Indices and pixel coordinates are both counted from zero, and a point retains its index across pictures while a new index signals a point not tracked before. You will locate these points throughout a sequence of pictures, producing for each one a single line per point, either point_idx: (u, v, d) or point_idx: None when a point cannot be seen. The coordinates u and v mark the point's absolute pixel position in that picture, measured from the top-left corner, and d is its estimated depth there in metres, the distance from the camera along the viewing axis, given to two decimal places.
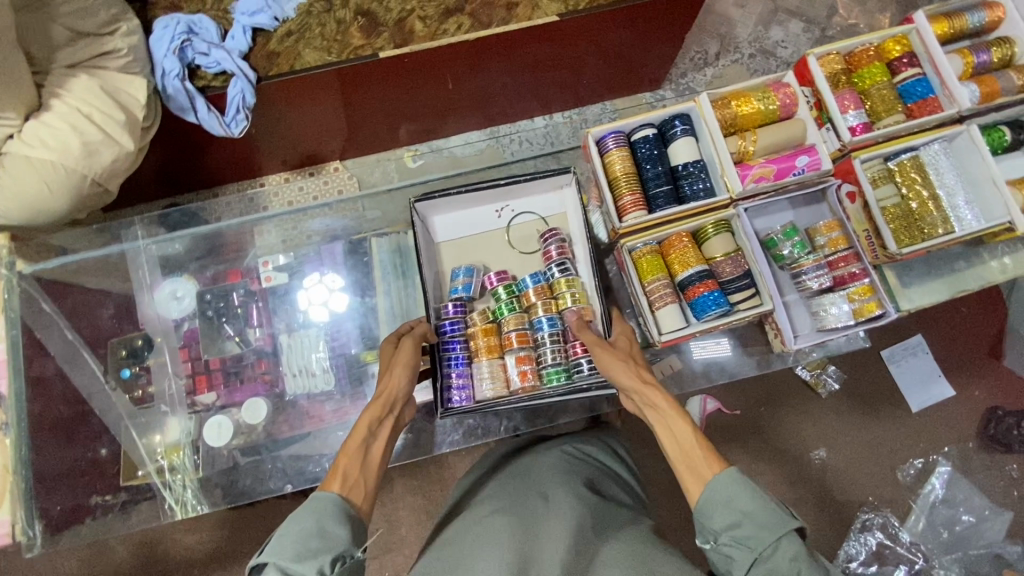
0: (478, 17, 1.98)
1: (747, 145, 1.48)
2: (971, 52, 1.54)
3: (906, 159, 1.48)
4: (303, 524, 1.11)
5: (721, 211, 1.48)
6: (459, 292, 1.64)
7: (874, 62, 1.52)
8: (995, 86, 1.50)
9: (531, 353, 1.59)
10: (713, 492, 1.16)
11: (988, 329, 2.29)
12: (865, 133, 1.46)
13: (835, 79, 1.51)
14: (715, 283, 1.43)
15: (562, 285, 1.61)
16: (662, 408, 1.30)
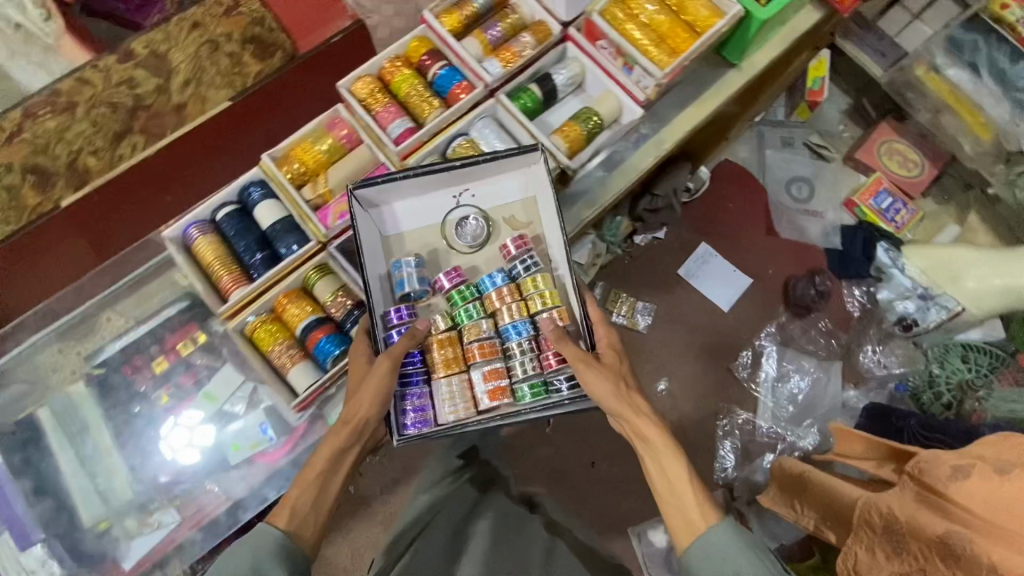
0: (157, 127, 1.86)
1: (321, 189, 1.66)
2: (483, 31, 1.68)
3: (458, 145, 1.64)
4: (246, 555, 1.18)
5: (315, 257, 1.63)
6: (417, 291, 1.49)
7: (401, 72, 1.66)
8: (511, 52, 1.65)
9: (501, 367, 1.47)
10: (703, 549, 1.18)
11: (757, 214, 2.49)
12: (409, 137, 1.61)
13: (372, 100, 1.65)
14: (330, 327, 1.60)
15: (527, 284, 1.49)
16: (653, 447, 1.29)
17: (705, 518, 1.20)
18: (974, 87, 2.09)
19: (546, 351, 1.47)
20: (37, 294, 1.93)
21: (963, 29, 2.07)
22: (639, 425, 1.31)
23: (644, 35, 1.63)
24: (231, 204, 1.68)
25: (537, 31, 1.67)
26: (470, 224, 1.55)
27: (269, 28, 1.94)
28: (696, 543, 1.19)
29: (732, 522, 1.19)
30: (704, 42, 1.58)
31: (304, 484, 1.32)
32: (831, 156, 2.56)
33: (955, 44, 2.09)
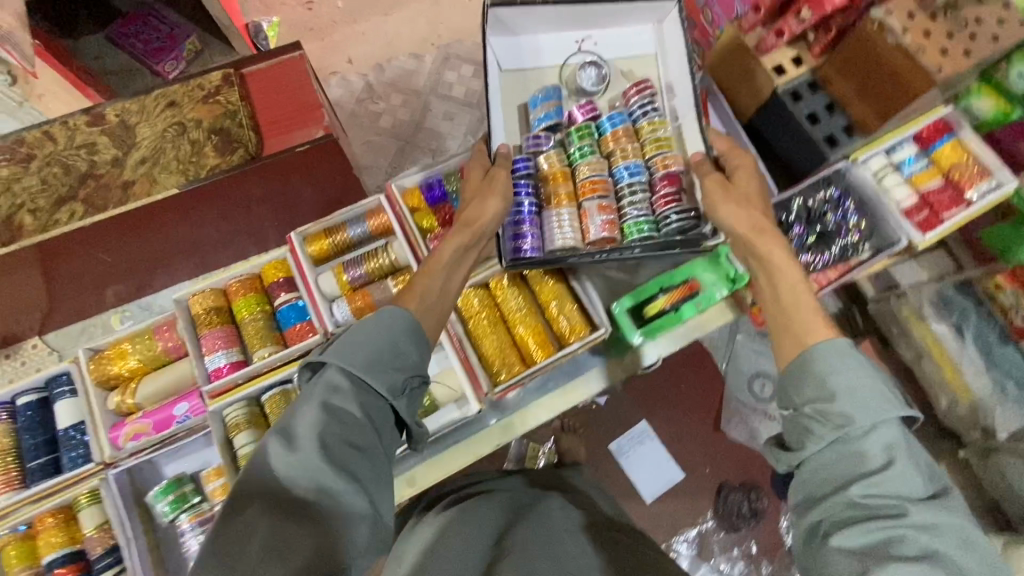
0: (99, 199, 1.83)
1: (126, 399, 1.41)
2: (342, 268, 1.37)
3: (271, 396, 1.32)
4: (385, 329, 1.08)
5: (91, 477, 1.39)
6: (535, 126, 1.38)
7: (248, 293, 1.39)
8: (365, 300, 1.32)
9: (610, 202, 1.36)
10: (825, 361, 1.04)
11: (708, 403, 2.29)
12: (232, 372, 1.32)
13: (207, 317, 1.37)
14: (81, 566, 1.39)
15: (646, 128, 1.39)
16: (781, 260, 1.17)
17: (822, 335, 1.08)
18: (959, 351, 1.88)
19: (662, 188, 1.35)
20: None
21: (956, 288, 1.89)
22: (791, 277, 1.16)
23: (494, 335, 1.45)
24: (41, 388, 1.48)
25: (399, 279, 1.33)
26: (586, 72, 1.42)
27: (239, 123, 1.91)
28: (814, 352, 1.06)
29: (858, 348, 1.05)
30: (554, 360, 1.39)
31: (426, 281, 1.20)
32: None
33: (945, 303, 1.91)
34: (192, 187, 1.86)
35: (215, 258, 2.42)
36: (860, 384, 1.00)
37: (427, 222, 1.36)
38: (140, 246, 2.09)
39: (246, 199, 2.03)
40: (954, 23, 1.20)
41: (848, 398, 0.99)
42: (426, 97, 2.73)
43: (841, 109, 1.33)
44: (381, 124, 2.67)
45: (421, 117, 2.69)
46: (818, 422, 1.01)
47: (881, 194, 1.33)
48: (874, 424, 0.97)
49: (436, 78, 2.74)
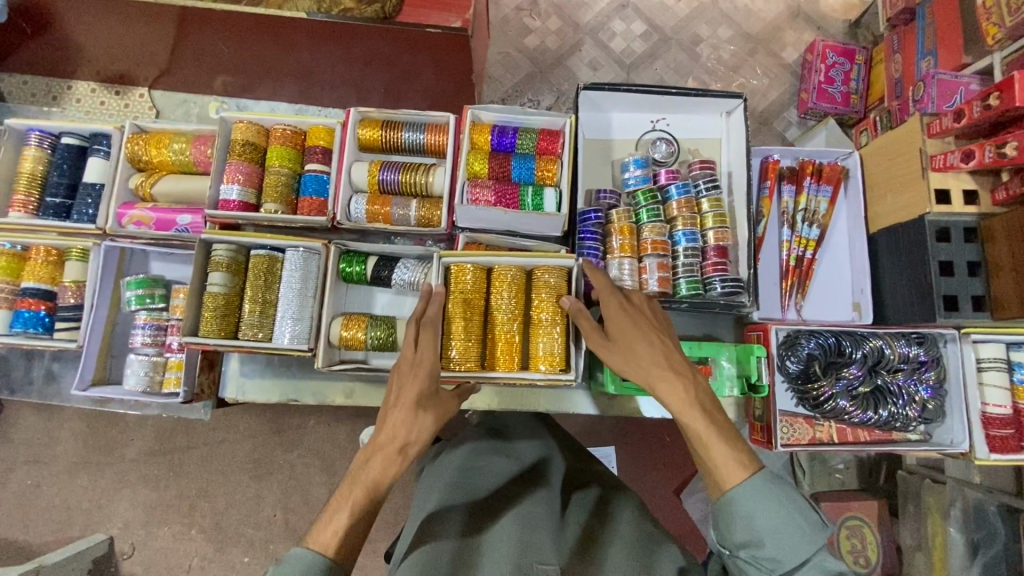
0: None
1: (146, 187, 1.17)
2: (379, 164, 1.00)
3: (257, 254, 0.97)
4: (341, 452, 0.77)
5: (87, 239, 1.18)
6: (627, 185, 1.03)
7: (284, 141, 1.00)
8: (383, 209, 0.98)
9: (666, 269, 0.99)
10: (746, 501, 0.79)
11: (681, 468, 2.15)
12: (232, 211, 0.98)
13: (240, 145, 1.01)
14: (48, 305, 1.20)
15: (711, 205, 1.02)
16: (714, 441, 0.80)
17: (741, 466, 0.79)
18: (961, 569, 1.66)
19: (719, 265, 0.99)
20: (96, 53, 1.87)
21: (1001, 510, 1.64)
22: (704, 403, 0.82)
23: (469, 321, 0.90)
24: (81, 135, 1.23)
25: (427, 206, 0.98)
26: (657, 147, 1.08)
27: None
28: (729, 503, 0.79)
29: (771, 473, 0.79)
30: (509, 379, 0.88)
31: (351, 492, 0.76)
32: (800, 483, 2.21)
33: (977, 517, 1.66)
34: (318, 20, 1.72)
35: (314, 97, 2.28)
36: (779, 520, 0.78)
37: (478, 166, 0.98)
38: (253, 52, 1.95)
39: (366, 59, 1.92)
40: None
41: (775, 539, 0.78)
42: (582, 35, 2.52)
43: (985, 272, 1.06)
44: (526, 42, 2.50)
45: (568, 52, 2.50)
46: (752, 564, 0.79)
47: (970, 386, 1.05)
48: (805, 559, 0.77)
49: (602, 21, 2.51)
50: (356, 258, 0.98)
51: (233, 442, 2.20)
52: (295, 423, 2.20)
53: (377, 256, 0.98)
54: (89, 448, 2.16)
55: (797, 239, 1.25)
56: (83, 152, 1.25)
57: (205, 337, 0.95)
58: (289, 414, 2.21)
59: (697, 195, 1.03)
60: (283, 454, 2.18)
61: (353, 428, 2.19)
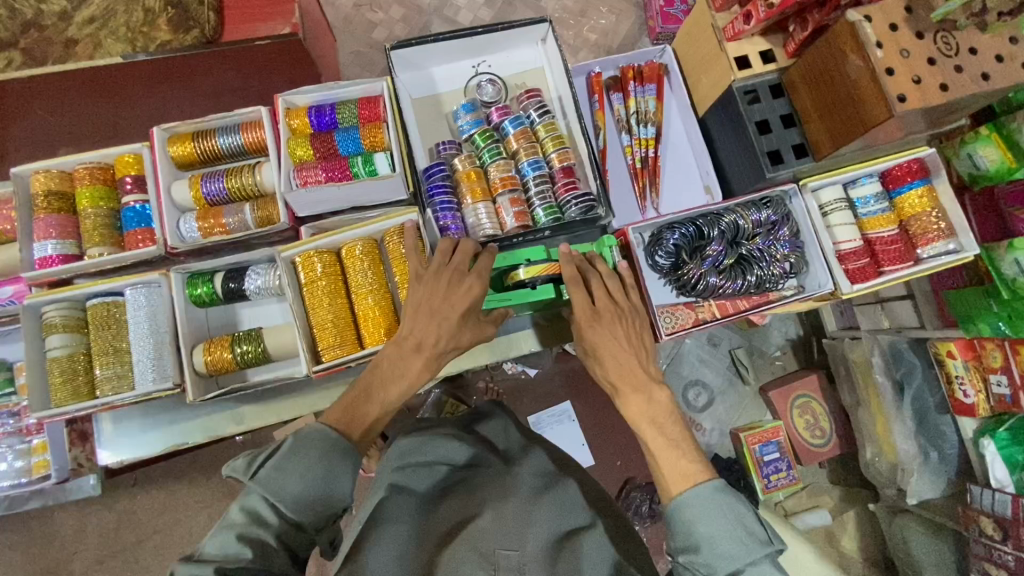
0: (38, 52, 1.73)
1: None
2: (200, 177, 0.95)
3: (94, 305, 0.90)
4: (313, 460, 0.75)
5: None
6: (462, 132, 1.02)
7: (92, 180, 0.93)
8: (217, 221, 0.93)
9: (522, 202, 1.00)
10: (694, 508, 0.82)
11: None
12: (51, 268, 0.91)
13: (42, 196, 0.93)
14: None
15: (547, 130, 1.03)
16: (660, 444, 0.88)
17: (687, 477, 0.85)
18: (894, 408, 1.77)
19: (570, 184, 1.01)
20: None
21: (912, 344, 1.75)
22: (654, 414, 0.91)
23: (328, 303, 0.86)
24: None
25: (261, 206, 0.93)
26: (483, 89, 1.07)
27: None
28: (682, 501, 0.83)
29: (726, 484, 0.82)
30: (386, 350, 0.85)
31: (380, 390, 0.82)
32: (748, 380, 2.30)
33: (895, 357, 1.77)
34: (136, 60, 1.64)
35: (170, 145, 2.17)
36: (719, 524, 0.80)
37: (301, 151, 0.94)
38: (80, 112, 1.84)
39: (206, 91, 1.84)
40: (940, 49, 0.96)
41: (713, 544, 0.79)
42: (428, 17, 2.52)
43: (799, 122, 1.12)
44: (375, 37, 2.48)
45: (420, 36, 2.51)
46: (689, 570, 0.80)
47: (821, 231, 1.08)
48: (739, 569, 0.77)
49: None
50: (202, 278, 0.92)
51: (187, 519, 2.07)
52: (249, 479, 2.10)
53: (223, 270, 0.93)
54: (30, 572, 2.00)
55: (637, 142, 1.27)
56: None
57: (62, 406, 0.88)
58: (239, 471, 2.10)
59: (532, 125, 1.04)
60: None
61: None
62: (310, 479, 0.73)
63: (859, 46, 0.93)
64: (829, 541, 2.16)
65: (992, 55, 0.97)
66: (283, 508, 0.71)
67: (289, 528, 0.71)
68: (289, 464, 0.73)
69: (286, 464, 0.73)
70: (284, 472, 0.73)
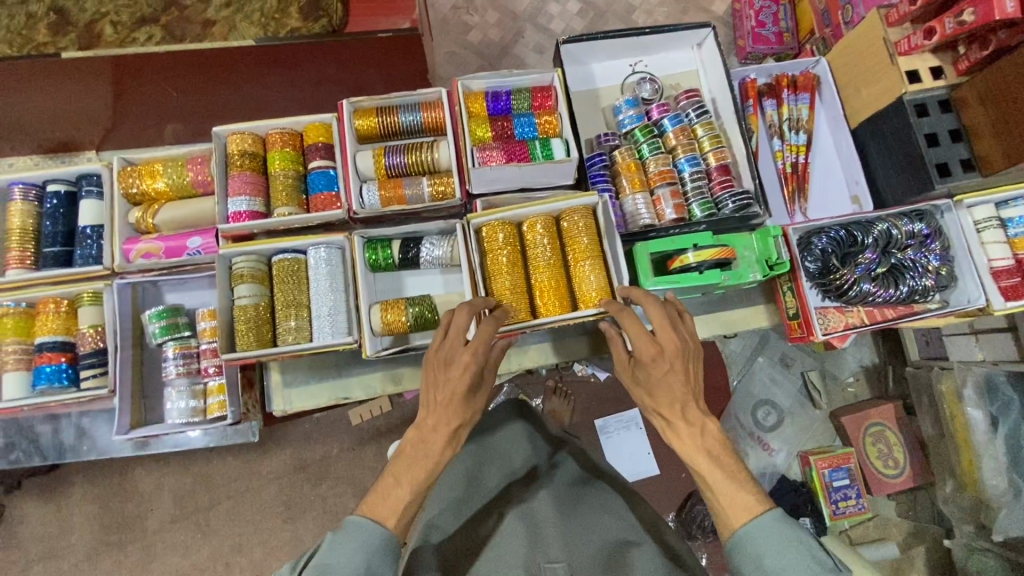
0: (177, 30, 1.77)
1: (149, 220, 1.20)
2: (384, 149, 1.00)
3: (282, 260, 0.96)
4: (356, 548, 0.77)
5: (95, 280, 1.18)
6: (623, 126, 1.06)
7: (286, 144, 1.00)
8: (397, 191, 0.98)
9: (680, 196, 1.03)
10: (757, 540, 0.80)
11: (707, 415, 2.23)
12: (244, 223, 0.97)
13: (242, 155, 1.00)
14: (71, 356, 1.18)
15: (705, 131, 1.06)
16: (719, 476, 0.84)
17: None
18: (985, 442, 1.75)
19: (726, 181, 1.04)
20: (17, 117, 1.73)
21: (1010, 378, 1.73)
22: (709, 446, 0.86)
23: (510, 272, 0.90)
24: (69, 180, 1.24)
25: (438, 180, 0.99)
26: (642, 87, 1.12)
27: None
28: (742, 534, 0.81)
29: (786, 512, 0.81)
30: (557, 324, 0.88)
31: (408, 468, 0.82)
32: (820, 404, 2.29)
33: (989, 389, 1.75)
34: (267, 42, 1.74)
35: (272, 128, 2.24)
36: (788, 555, 0.78)
37: (480, 131, 0.99)
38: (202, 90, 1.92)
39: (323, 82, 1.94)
40: None
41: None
42: (522, 23, 2.60)
43: (967, 138, 1.14)
44: (470, 39, 2.57)
45: (512, 40, 2.58)
46: None
47: (975, 248, 1.11)
48: None
49: (539, 5, 2.58)
50: (378, 243, 0.97)
51: (257, 489, 2.12)
52: (320, 455, 2.15)
53: (401, 237, 0.98)
54: (106, 526, 2.07)
55: (788, 147, 1.32)
56: (75, 200, 1.25)
57: (244, 351, 0.93)
58: (310, 447, 2.15)
59: (689, 123, 1.08)
60: (314, 490, 2.12)
61: (379, 447, 2.15)
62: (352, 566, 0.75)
63: None
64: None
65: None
66: None
67: None
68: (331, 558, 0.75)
69: (327, 557, 0.75)
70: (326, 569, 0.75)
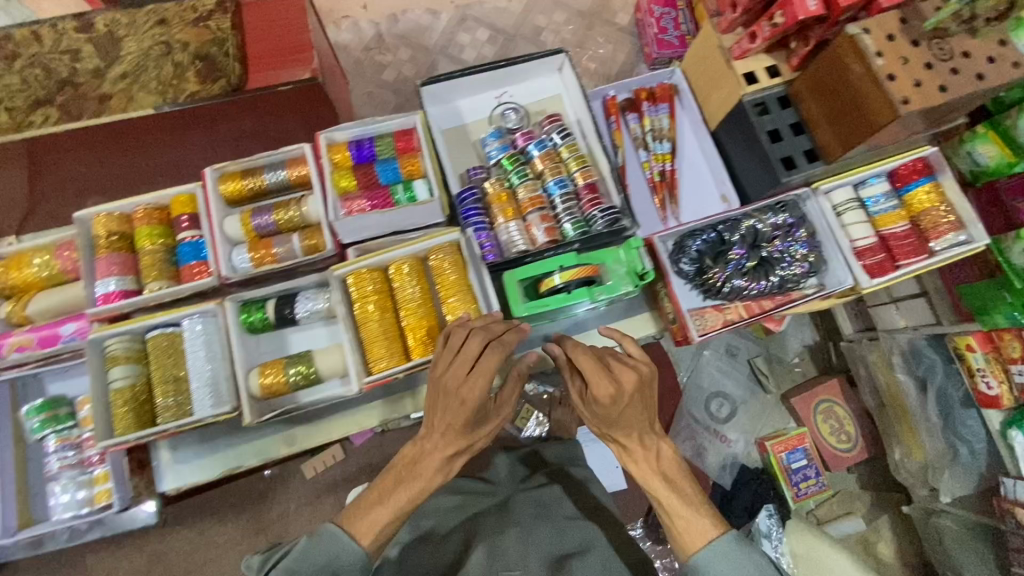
0: (75, 109, 1.78)
1: (19, 312, 1.20)
2: (251, 211, 1.01)
3: (155, 336, 0.95)
4: (323, 554, 0.87)
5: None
6: (491, 158, 1.09)
7: (154, 218, 1.01)
8: (268, 252, 0.99)
9: (553, 219, 1.06)
10: (712, 559, 0.93)
11: (661, 415, 2.27)
12: (113, 302, 0.97)
13: (105, 237, 1.01)
14: None
15: (569, 152, 1.10)
16: (674, 502, 0.98)
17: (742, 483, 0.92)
18: (919, 408, 1.79)
19: (593, 198, 1.07)
20: None
21: (931, 341, 1.77)
22: (664, 470, 1.01)
23: (377, 319, 0.90)
24: None
25: (309, 234, 0.99)
26: (507, 117, 1.16)
27: (225, 53, 1.82)
28: (699, 557, 0.93)
29: (740, 534, 0.94)
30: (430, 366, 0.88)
31: (398, 490, 0.92)
32: (769, 388, 2.32)
33: (915, 355, 1.80)
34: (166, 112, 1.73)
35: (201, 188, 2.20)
36: (744, 569, 0.91)
37: (344, 182, 1.00)
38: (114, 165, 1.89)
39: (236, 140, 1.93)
40: (936, 55, 1.03)
41: None
42: (434, 56, 2.66)
43: (806, 130, 1.20)
44: (384, 77, 2.62)
45: (428, 75, 2.63)
46: None
47: (837, 229, 1.15)
48: None
49: (448, 37, 2.66)
50: (254, 306, 0.98)
51: (215, 559, 2.05)
52: (278, 515, 2.09)
53: (275, 297, 0.98)
54: None
55: (654, 157, 1.35)
56: None
57: (123, 435, 0.92)
58: (266, 508, 2.10)
59: (555, 147, 1.11)
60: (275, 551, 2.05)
61: (337, 497, 2.10)
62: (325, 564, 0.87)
63: (860, 56, 1.02)
64: (865, 548, 2.16)
65: (984, 57, 1.03)
66: None
67: None
68: (300, 562, 0.86)
69: (296, 560, 0.86)
70: (295, 570, 0.86)
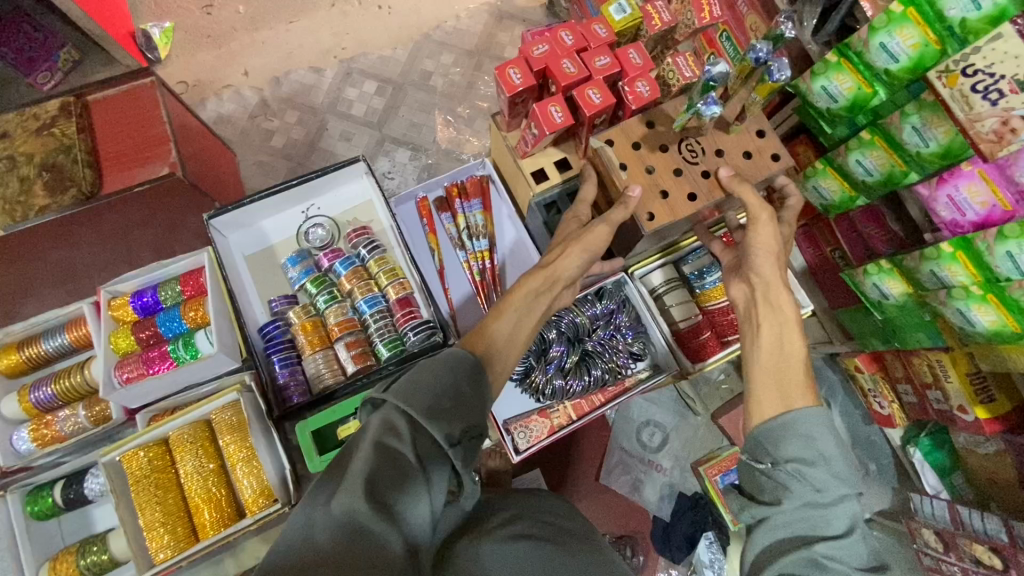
0: None
1: None
2: (27, 391, 1.25)
3: None
4: (444, 373, 0.81)
5: None
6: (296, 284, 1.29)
7: None
8: (49, 430, 1.23)
9: (361, 339, 1.27)
10: (807, 423, 0.84)
11: (593, 452, 2.11)
12: None
13: None
14: None
15: (375, 264, 1.29)
16: (770, 336, 0.95)
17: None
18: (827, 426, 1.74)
19: (401, 312, 1.25)
20: None
21: (825, 359, 1.74)
22: (787, 335, 0.95)
23: (156, 501, 1.11)
24: None
25: (92, 408, 1.23)
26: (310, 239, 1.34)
27: (71, 160, 1.40)
28: (794, 413, 0.85)
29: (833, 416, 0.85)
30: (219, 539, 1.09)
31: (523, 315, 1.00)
32: (697, 410, 2.18)
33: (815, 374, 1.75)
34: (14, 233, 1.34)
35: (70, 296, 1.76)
36: (826, 446, 0.82)
37: (125, 343, 1.22)
38: None
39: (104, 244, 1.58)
40: (684, 158, 1.11)
41: (809, 466, 0.81)
42: (323, 116, 2.27)
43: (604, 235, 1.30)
44: (273, 144, 2.22)
45: (314, 136, 2.26)
46: (798, 479, 0.80)
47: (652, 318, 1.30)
48: (840, 500, 0.80)
49: (334, 94, 2.27)
50: (41, 494, 1.20)
51: None
52: None
53: (61, 479, 1.21)
54: None
55: (472, 256, 1.39)
56: None
57: None
58: None
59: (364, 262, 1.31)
60: None
61: None
62: (440, 390, 0.79)
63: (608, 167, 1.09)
64: None
65: (739, 153, 1.11)
66: (413, 414, 0.75)
67: (406, 453, 0.71)
68: (421, 374, 0.80)
69: (417, 376, 0.79)
70: (415, 385, 0.78)
